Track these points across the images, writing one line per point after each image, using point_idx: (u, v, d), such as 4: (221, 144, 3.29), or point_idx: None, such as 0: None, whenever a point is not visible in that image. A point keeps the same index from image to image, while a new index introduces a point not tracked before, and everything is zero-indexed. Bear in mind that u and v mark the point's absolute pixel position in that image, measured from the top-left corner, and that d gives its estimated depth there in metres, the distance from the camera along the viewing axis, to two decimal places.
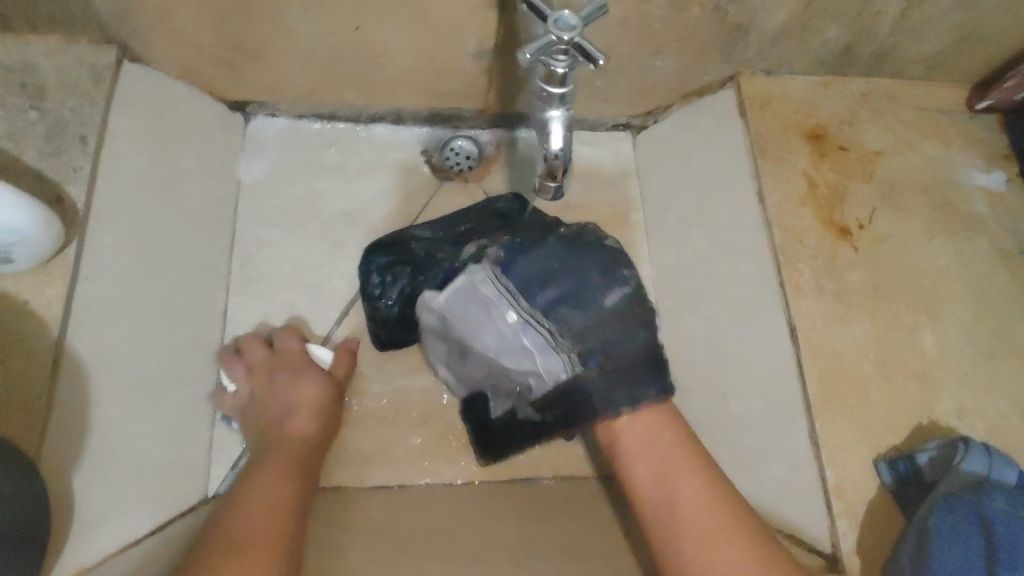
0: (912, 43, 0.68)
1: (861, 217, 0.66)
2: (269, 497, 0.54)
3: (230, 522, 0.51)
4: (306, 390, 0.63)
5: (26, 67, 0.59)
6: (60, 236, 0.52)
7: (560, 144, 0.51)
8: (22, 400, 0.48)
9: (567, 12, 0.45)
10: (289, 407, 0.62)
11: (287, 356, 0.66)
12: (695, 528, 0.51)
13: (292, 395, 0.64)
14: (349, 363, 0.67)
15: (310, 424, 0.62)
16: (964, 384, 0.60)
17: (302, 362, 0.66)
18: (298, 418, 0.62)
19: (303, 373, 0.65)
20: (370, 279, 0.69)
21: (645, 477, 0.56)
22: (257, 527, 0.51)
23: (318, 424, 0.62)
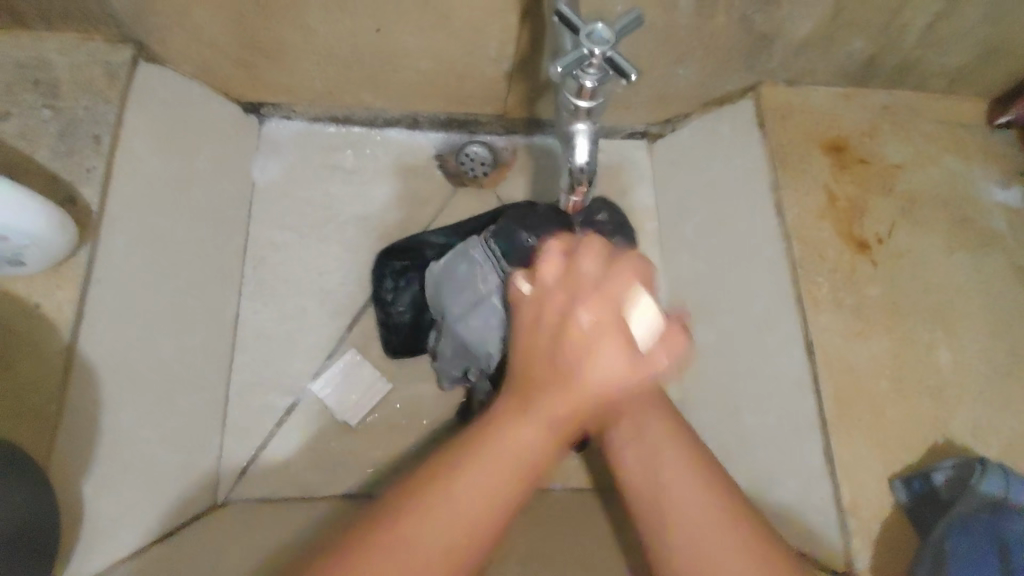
0: (936, 56, 0.67)
1: (880, 232, 0.65)
2: (516, 449, 0.37)
3: (461, 486, 0.36)
4: (606, 353, 0.39)
5: (40, 64, 0.58)
6: (73, 240, 0.51)
7: (586, 158, 0.53)
8: (31, 407, 0.47)
9: (601, 25, 0.45)
10: (568, 317, 0.40)
11: (548, 251, 0.44)
12: None
13: (566, 369, 0.39)
14: (662, 351, 0.42)
15: (615, 385, 0.39)
16: (981, 403, 0.60)
17: (611, 303, 0.40)
18: (585, 385, 0.38)
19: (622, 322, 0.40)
20: (383, 284, 0.69)
21: None
22: (489, 517, 0.35)
23: (623, 372, 0.39)
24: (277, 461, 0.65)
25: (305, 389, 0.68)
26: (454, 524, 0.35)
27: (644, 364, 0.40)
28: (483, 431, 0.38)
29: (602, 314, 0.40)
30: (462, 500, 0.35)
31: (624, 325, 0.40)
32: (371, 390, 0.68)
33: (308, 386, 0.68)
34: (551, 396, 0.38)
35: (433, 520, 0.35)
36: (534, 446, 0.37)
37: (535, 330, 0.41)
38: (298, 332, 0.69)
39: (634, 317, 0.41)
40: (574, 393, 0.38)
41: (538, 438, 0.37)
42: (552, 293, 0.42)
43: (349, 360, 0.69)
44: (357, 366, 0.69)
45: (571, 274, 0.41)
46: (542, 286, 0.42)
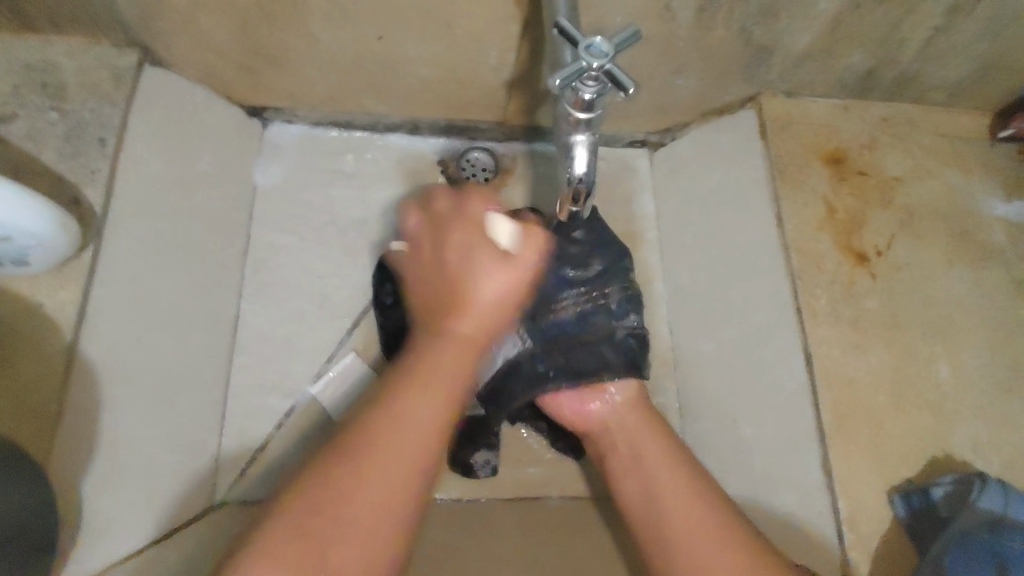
0: (935, 70, 0.67)
1: (879, 244, 0.65)
2: (415, 434, 0.42)
3: (353, 467, 0.40)
4: (486, 274, 0.46)
5: (48, 67, 0.58)
6: (77, 239, 0.51)
7: (584, 170, 0.53)
8: (33, 405, 0.48)
9: (600, 38, 0.46)
10: (468, 274, 0.46)
11: (466, 222, 0.49)
12: (687, 534, 0.52)
13: (461, 273, 0.46)
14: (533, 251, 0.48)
15: (502, 300, 0.46)
16: (979, 417, 0.59)
17: (481, 238, 0.48)
18: (472, 301, 0.45)
19: (488, 260, 0.46)
20: (383, 289, 0.69)
21: (634, 495, 0.57)
22: (370, 492, 0.40)
23: (484, 327, 0.46)
24: (275, 464, 0.65)
25: (304, 394, 0.68)
26: (360, 493, 0.40)
27: (524, 267, 0.47)
28: (373, 416, 0.42)
29: (473, 260, 0.46)
30: (319, 500, 0.39)
31: (524, 262, 0.47)
32: None
33: (307, 391, 0.68)
34: (441, 351, 0.44)
35: (322, 522, 0.39)
36: (426, 421, 0.42)
37: (441, 264, 0.48)
38: (297, 336, 0.69)
39: (492, 227, 0.49)
40: (458, 336, 0.45)
41: (428, 412, 0.42)
42: (426, 241, 0.50)
43: (351, 364, 0.69)
44: (359, 370, 0.69)
45: (438, 227, 0.50)
46: (450, 250, 0.48)
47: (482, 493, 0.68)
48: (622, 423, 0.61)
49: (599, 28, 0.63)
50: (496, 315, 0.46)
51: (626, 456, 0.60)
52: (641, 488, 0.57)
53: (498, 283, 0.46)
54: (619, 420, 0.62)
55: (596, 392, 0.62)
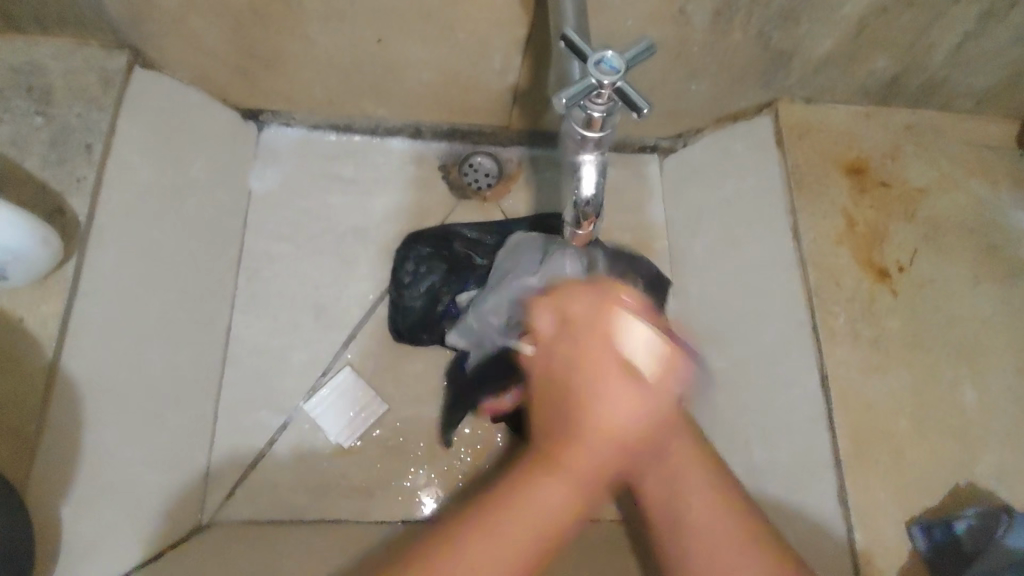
0: (962, 76, 0.64)
1: (901, 260, 0.62)
2: (541, 517, 0.39)
3: (512, 521, 0.38)
4: (610, 390, 0.43)
5: (34, 68, 0.56)
6: (58, 252, 0.49)
7: (592, 191, 0.51)
8: (13, 426, 0.45)
9: (611, 53, 0.43)
10: (574, 354, 0.46)
11: (611, 301, 0.47)
12: (699, 525, 0.45)
13: (557, 365, 0.46)
14: (670, 371, 0.46)
15: (630, 420, 0.42)
16: (1006, 444, 0.56)
17: (575, 310, 0.48)
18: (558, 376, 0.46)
19: (609, 365, 0.44)
20: (404, 267, 0.69)
21: (661, 510, 0.47)
22: (492, 568, 0.37)
23: (634, 408, 0.43)
24: (267, 480, 0.63)
25: (297, 408, 0.65)
26: (488, 563, 0.37)
27: (653, 391, 0.44)
28: (495, 495, 0.40)
29: (573, 355, 0.45)
30: (470, 548, 0.37)
31: (602, 333, 0.45)
32: (368, 411, 0.66)
33: (300, 406, 0.66)
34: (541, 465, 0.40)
35: (448, 571, 0.36)
36: (556, 505, 0.39)
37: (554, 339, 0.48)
38: (291, 348, 0.67)
39: (598, 314, 0.47)
40: (560, 436, 0.42)
41: (558, 497, 0.39)
42: (547, 321, 0.49)
43: (345, 380, 0.66)
44: (354, 385, 0.66)
45: (569, 335, 0.47)
46: (565, 343, 0.47)
47: None
48: (663, 437, 0.57)
49: (608, 32, 0.60)
50: (634, 425, 0.43)
51: (664, 479, 0.50)
52: (675, 495, 0.47)
53: (633, 400, 0.43)
54: None
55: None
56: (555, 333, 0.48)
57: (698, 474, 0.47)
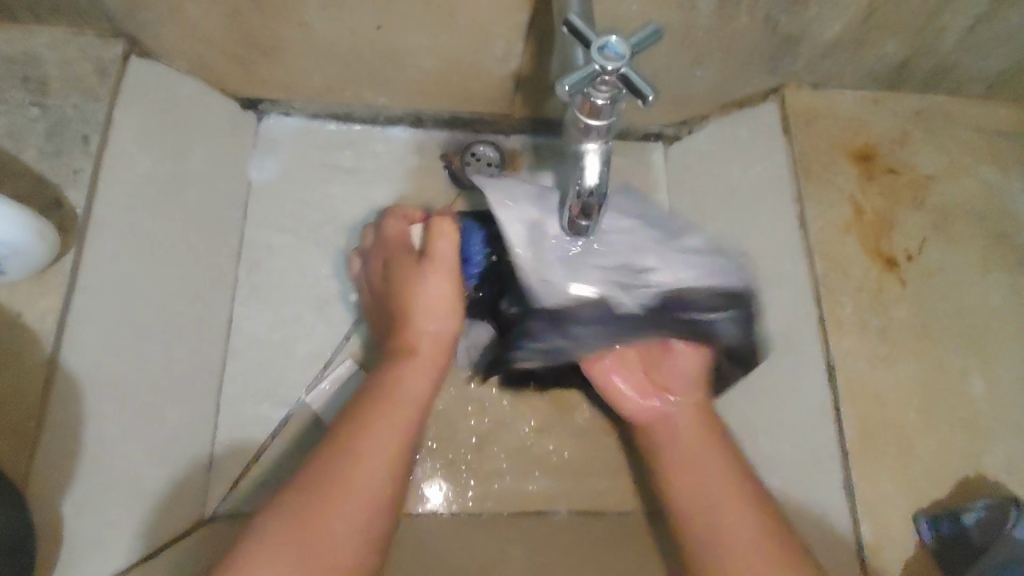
0: (974, 60, 0.63)
1: (909, 248, 0.61)
2: (400, 404, 0.50)
3: (340, 469, 0.46)
4: (422, 279, 0.54)
5: (29, 59, 0.55)
6: (56, 247, 0.49)
7: (596, 179, 0.50)
8: (11, 420, 0.45)
9: (615, 39, 0.43)
10: (408, 285, 0.54)
11: (392, 237, 0.58)
12: (741, 551, 0.51)
13: (393, 284, 0.55)
14: (448, 234, 0.54)
15: (438, 300, 0.54)
16: (1015, 433, 0.56)
17: (443, 279, 0.53)
18: (415, 302, 0.54)
19: (404, 262, 0.55)
20: None
21: (687, 510, 0.55)
22: (371, 459, 0.46)
23: (445, 317, 0.54)
24: (270, 474, 0.63)
25: (300, 402, 0.65)
26: (363, 449, 0.47)
27: (442, 262, 0.54)
28: (348, 430, 0.48)
29: (398, 274, 0.55)
30: (345, 513, 0.44)
31: (439, 256, 0.54)
32: None
33: (303, 399, 0.65)
34: (404, 369, 0.51)
35: (352, 460, 0.46)
36: (410, 389, 0.51)
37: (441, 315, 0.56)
38: (295, 341, 0.67)
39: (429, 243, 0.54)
40: (417, 351, 0.53)
41: (414, 390, 0.51)
42: (375, 263, 0.59)
43: (347, 373, 0.66)
44: (358, 378, 0.66)
45: (381, 250, 0.59)
46: (392, 271, 0.56)
47: (486, 508, 0.64)
48: (686, 423, 0.59)
49: (613, 17, 0.59)
50: (444, 312, 0.54)
51: (687, 467, 0.57)
52: (693, 484, 0.55)
53: (439, 278, 0.54)
54: (672, 421, 0.60)
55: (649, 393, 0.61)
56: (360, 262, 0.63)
57: (710, 453, 0.57)
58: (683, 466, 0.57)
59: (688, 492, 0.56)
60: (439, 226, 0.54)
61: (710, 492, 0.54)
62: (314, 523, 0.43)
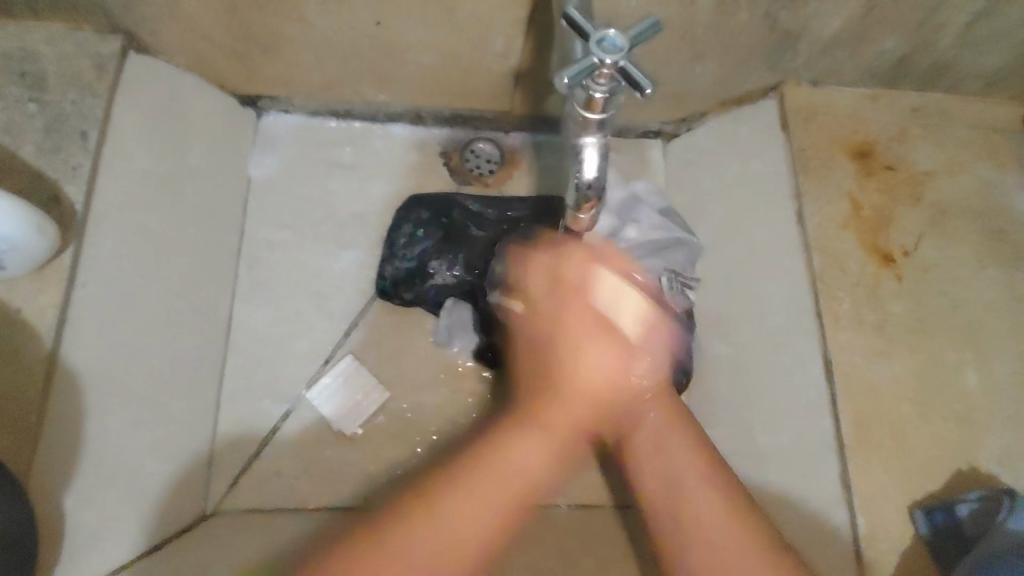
0: (972, 57, 0.63)
1: (907, 244, 0.61)
2: (518, 474, 0.46)
3: (477, 488, 0.45)
4: (597, 359, 0.53)
5: (27, 54, 0.55)
6: (56, 242, 0.49)
7: (594, 174, 0.50)
8: (14, 416, 0.46)
9: (613, 32, 0.43)
10: (574, 361, 0.53)
11: (576, 263, 0.56)
12: (704, 537, 0.46)
13: (545, 318, 0.56)
14: (659, 336, 0.57)
15: (603, 380, 0.53)
16: (1010, 427, 0.56)
17: (590, 299, 0.55)
18: (580, 381, 0.53)
19: (583, 309, 0.54)
20: (402, 229, 0.69)
21: (652, 487, 0.50)
22: (474, 491, 0.45)
23: (613, 360, 0.54)
24: (271, 469, 0.63)
25: (300, 397, 0.65)
26: (477, 475, 0.46)
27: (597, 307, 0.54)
28: (489, 448, 0.48)
29: (568, 307, 0.55)
30: (454, 519, 0.43)
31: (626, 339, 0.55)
32: (372, 397, 0.66)
33: (303, 395, 0.65)
34: (527, 431, 0.49)
35: (427, 512, 0.43)
36: (532, 460, 0.48)
37: (561, 325, 0.55)
38: (295, 337, 0.67)
39: (592, 288, 0.55)
40: (548, 423, 0.50)
41: (534, 459, 0.48)
42: (540, 277, 0.59)
43: (346, 368, 0.66)
44: (357, 373, 0.66)
45: (553, 293, 0.57)
46: (564, 310, 0.55)
47: None
48: (657, 412, 0.53)
49: (612, 13, 0.59)
50: (602, 404, 0.53)
51: (648, 446, 0.52)
52: (667, 483, 0.49)
53: (620, 362, 0.54)
54: (646, 404, 0.54)
55: (604, 383, 0.57)
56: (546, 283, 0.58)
57: (694, 475, 0.49)
58: (646, 454, 0.52)
59: (657, 483, 0.50)
60: (577, 252, 0.57)
61: (699, 499, 0.48)
62: (389, 552, 0.41)
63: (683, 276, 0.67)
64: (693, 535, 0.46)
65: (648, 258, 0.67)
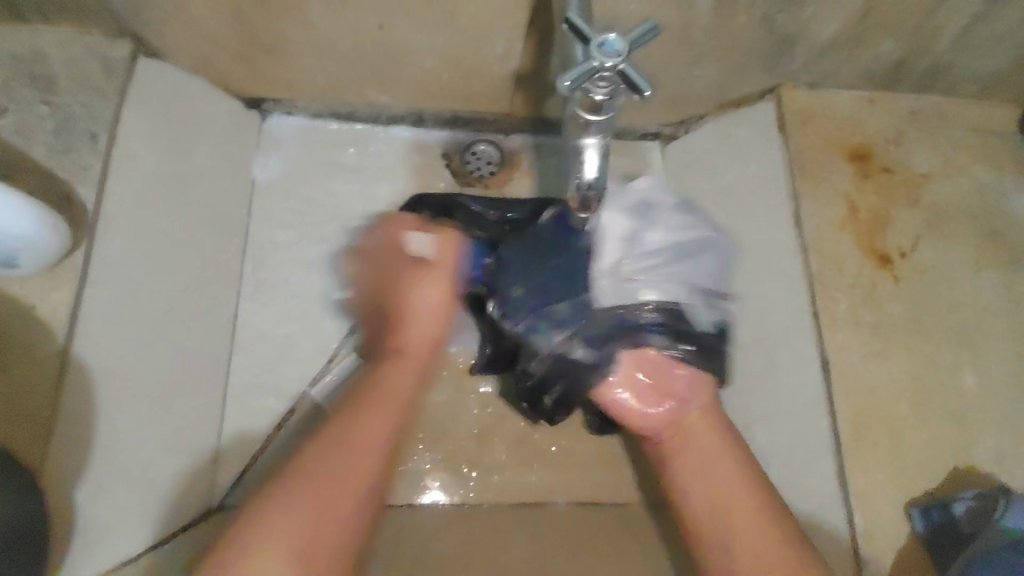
0: (969, 60, 0.64)
1: (903, 245, 0.62)
2: (357, 450, 0.52)
3: (318, 482, 0.50)
4: (420, 290, 0.61)
5: (37, 58, 0.56)
6: (68, 242, 0.50)
7: (595, 174, 0.51)
8: (24, 412, 0.47)
9: (613, 36, 0.44)
10: (407, 292, 0.61)
11: (403, 222, 0.64)
12: (748, 546, 0.52)
13: (401, 299, 0.61)
14: (450, 249, 0.63)
15: (429, 307, 0.61)
16: (1005, 427, 0.57)
17: (440, 282, 0.61)
18: (412, 308, 0.61)
19: (414, 272, 0.62)
20: (407, 221, 0.68)
21: (701, 505, 0.56)
22: (318, 491, 0.49)
23: (427, 337, 0.61)
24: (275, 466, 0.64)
25: (304, 394, 0.66)
26: (341, 450, 0.52)
27: (442, 266, 0.62)
28: (341, 425, 0.54)
29: (400, 275, 0.62)
30: (294, 494, 0.49)
31: (443, 262, 0.62)
32: None
33: (307, 392, 0.66)
34: (372, 412, 0.55)
35: (263, 527, 0.47)
36: (404, 383, 0.58)
37: (402, 288, 0.62)
38: (298, 336, 0.68)
39: (411, 244, 0.63)
40: (410, 352, 0.60)
41: (380, 439, 0.54)
42: (381, 258, 0.65)
43: (351, 366, 0.67)
44: (360, 371, 0.67)
45: (394, 258, 0.63)
46: (398, 275, 0.62)
47: (485, 499, 0.64)
48: (699, 425, 0.59)
49: (612, 17, 0.60)
50: (437, 327, 0.61)
51: (693, 467, 0.57)
52: (705, 486, 0.56)
53: (438, 310, 0.61)
54: (684, 422, 0.60)
55: (659, 398, 0.60)
56: (376, 263, 0.65)
57: (725, 464, 0.57)
58: (693, 467, 0.57)
59: (704, 492, 0.56)
60: (445, 245, 0.63)
61: (744, 526, 0.53)
62: (264, 523, 0.47)
63: (702, 288, 0.61)
64: (729, 535, 0.53)
65: (661, 269, 0.60)
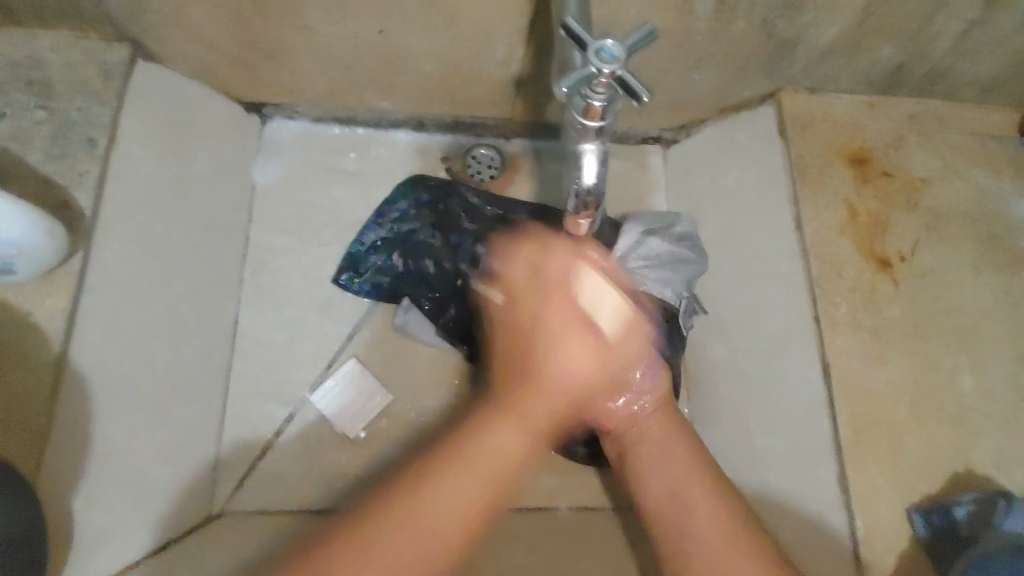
0: (968, 64, 0.64)
1: (903, 249, 0.62)
2: (490, 459, 0.48)
3: (434, 503, 0.45)
4: (573, 344, 0.54)
5: (34, 62, 0.56)
6: (64, 246, 0.49)
7: (593, 179, 0.51)
8: (21, 420, 0.46)
9: (611, 41, 0.44)
10: (556, 354, 0.54)
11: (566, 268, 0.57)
12: (706, 533, 0.50)
13: (541, 323, 0.56)
14: (626, 331, 0.57)
15: (580, 377, 0.54)
16: (1004, 430, 0.57)
17: (571, 302, 0.55)
18: (551, 378, 0.54)
19: (571, 305, 0.55)
20: (395, 206, 0.70)
21: (660, 496, 0.55)
22: (430, 533, 0.44)
23: (588, 364, 0.54)
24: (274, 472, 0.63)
25: (303, 400, 0.66)
26: (458, 498, 0.46)
27: (605, 345, 0.56)
28: (460, 444, 0.49)
29: (551, 322, 0.55)
30: (409, 523, 0.44)
31: (618, 344, 0.57)
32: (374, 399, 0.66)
33: (307, 398, 0.66)
34: (499, 418, 0.51)
35: (386, 527, 0.44)
36: (513, 441, 0.49)
37: (540, 316, 0.56)
38: (296, 340, 0.67)
39: (580, 284, 0.57)
40: (522, 413, 0.52)
41: (512, 440, 0.50)
42: (513, 312, 0.58)
43: (350, 371, 0.67)
44: (358, 376, 0.67)
45: (526, 298, 0.58)
46: (550, 317, 0.55)
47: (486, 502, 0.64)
48: (654, 423, 0.59)
49: (612, 22, 0.60)
50: (586, 375, 0.54)
51: (655, 456, 0.57)
52: (666, 478, 0.55)
53: (591, 348, 0.54)
54: (641, 420, 0.59)
55: (615, 391, 0.59)
56: (517, 300, 0.59)
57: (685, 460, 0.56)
58: (653, 456, 0.57)
59: (663, 486, 0.55)
60: (566, 243, 0.58)
61: (697, 512, 0.52)
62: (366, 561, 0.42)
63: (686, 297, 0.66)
64: (701, 539, 0.50)
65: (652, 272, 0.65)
